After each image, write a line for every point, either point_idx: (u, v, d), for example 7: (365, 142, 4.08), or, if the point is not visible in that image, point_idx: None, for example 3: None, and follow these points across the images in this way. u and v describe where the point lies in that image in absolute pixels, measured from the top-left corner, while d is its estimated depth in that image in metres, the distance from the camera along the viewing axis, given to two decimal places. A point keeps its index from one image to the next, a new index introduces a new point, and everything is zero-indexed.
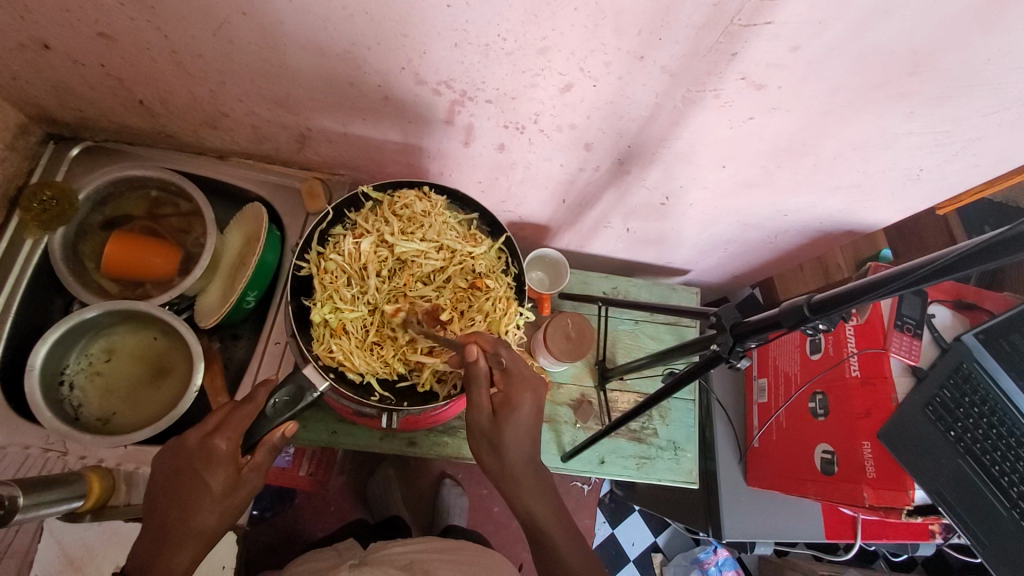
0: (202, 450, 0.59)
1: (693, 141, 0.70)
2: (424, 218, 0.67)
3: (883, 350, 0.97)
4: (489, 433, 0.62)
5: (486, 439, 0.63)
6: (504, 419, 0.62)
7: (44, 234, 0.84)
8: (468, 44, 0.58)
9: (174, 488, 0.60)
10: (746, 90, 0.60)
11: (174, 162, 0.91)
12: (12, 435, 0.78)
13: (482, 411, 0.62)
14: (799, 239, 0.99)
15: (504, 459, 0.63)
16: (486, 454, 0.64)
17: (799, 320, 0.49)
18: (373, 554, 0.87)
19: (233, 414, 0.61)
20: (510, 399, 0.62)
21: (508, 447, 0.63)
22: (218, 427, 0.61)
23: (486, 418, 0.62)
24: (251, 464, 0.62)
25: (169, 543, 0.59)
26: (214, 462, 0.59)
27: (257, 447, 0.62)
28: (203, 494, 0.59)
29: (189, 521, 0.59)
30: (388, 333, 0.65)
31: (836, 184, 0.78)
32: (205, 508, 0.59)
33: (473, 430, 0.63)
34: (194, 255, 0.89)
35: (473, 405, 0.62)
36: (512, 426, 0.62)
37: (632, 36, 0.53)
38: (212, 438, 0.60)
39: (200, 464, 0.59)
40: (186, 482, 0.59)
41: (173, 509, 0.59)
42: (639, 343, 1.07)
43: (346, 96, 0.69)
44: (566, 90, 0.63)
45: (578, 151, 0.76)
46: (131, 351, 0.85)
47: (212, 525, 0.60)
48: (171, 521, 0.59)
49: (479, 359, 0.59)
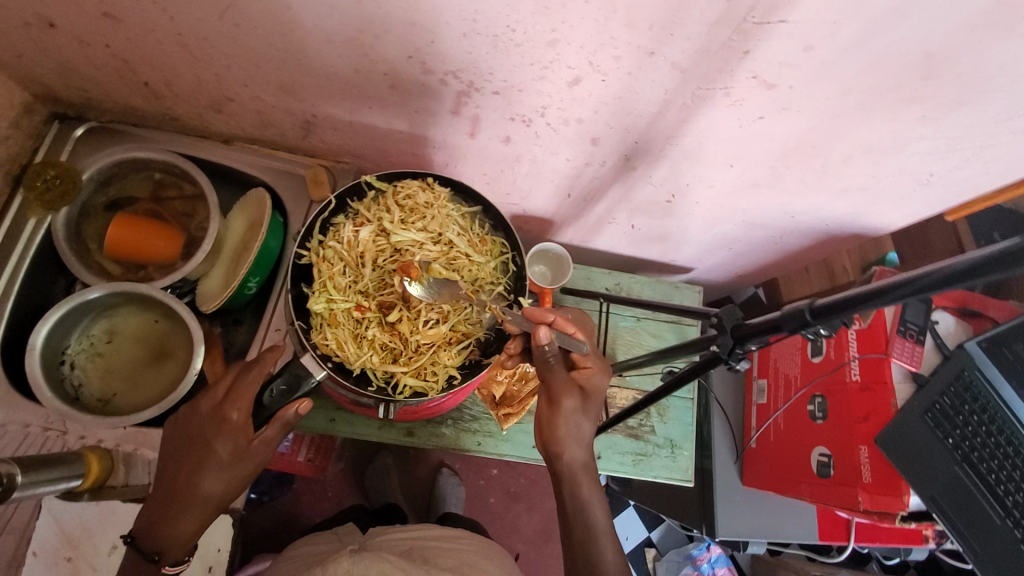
0: (212, 418, 0.60)
1: (701, 139, 0.69)
2: (427, 209, 0.63)
3: (885, 355, 0.96)
4: (575, 416, 0.67)
5: (571, 420, 0.67)
6: (588, 397, 0.68)
7: (48, 213, 0.84)
8: (476, 34, 0.57)
9: (185, 452, 0.61)
10: (757, 89, 0.59)
11: (177, 144, 0.90)
12: (13, 413, 0.78)
13: (571, 392, 0.66)
14: (804, 240, 0.98)
15: (581, 439, 0.69)
16: (569, 439, 0.67)
17: (800, 325, 0.49)
18: (375, 540, 0.86)
19: (240, 384, 0.61)
20: (593, 381, 0.68)
21: (586, 425, 0.69)
22: (228, 397, 0.61)
23: (576, 397, 0.67)
24: (261, 439, 0.61)
25: (177, 506, 0.61)
26: (225, 432, 0.59)
27: (271, 421, 0.61)
28: (213, 460, 0.60)
29: (198, 485, 0.60)
30: (367, 326, 0.61)
31: (844, 187, 0.77)
32: (215, 473, 0.60)
33: (560, 410, 0.66)
34: (197, 239, 0.89)
35: (562, 388, 0.66)
36: (593, 405, 0.69)
37: (644, 30, 0.54)
38: (223, 408, 0.60)
39: (210, 432, 0.60)
40: (195, 448, 0.60)
41: (183, 472, 0.61)
42: (639, 340, 1.06)
43: (354, 84, 0.69)
44: (574, 83, 0.63)
45: (584, 145, 0.75)
46: (131, 333, 0.85)
47: (221, 492, 0.62)
48: (179, 484, 0.60)
49: (550, 342, 0.59)
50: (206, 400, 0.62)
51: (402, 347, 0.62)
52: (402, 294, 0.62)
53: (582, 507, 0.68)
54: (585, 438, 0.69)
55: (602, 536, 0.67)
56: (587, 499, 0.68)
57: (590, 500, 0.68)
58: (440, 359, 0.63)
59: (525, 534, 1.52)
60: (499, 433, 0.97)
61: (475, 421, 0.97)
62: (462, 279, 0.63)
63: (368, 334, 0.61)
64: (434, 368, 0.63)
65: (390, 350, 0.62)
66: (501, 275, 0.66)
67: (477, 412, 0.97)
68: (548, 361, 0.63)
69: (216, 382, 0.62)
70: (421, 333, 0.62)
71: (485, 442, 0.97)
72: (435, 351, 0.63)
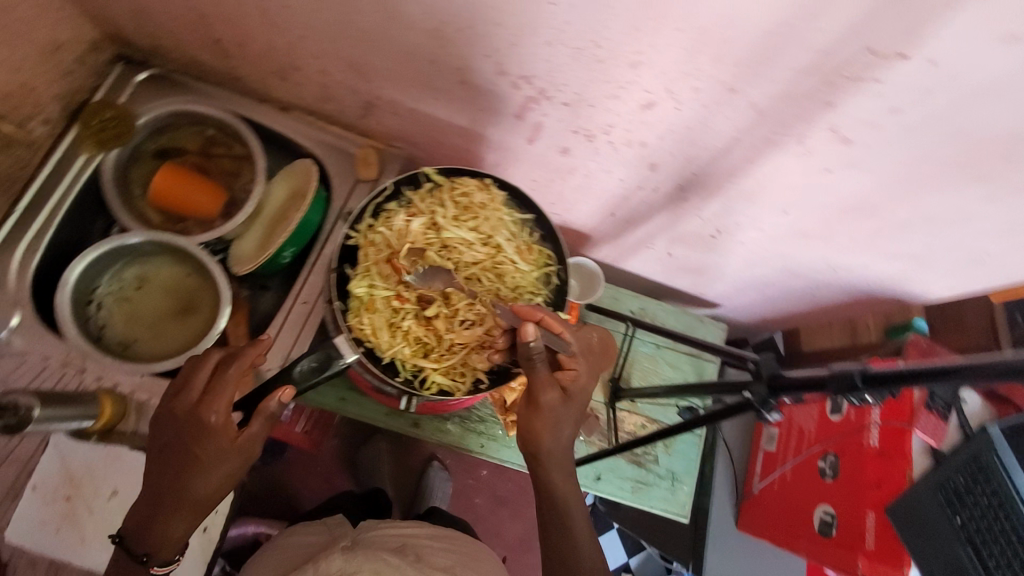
0: (189, 422, 0.58)
1: (761, 182, 0.69)
2: (481, 210, 0.64)
3: (908, 425, 0.93)
4: (557, 415, 0.61)
5: (551, 421, 0.61)
6: (573, 399, 0.62)
7: (99, 152, 0.84)
8: (560, 45, 0.57)
9: (166, 459, 0.59)
10: (832, 142, 0.59)
11: (234, 103, 0.90)
12: (32, 343, 0.77)
13: (553, 392, 0.60)
14: (840, 296, 0.97)
15: (558, 443, 0.63)
16: (547, 436, 0.62)
17: (849, 388, 0.48)
18: (367, 535, 0.85)
19: (218, 384, 0.59)
20: (578, 381, 0.62)
21: (564, 429, 0.62)
22: (205, 398, 0.59)
23: (558, 398, 0.60)
24: (247, 434, 0.60)
25: (164, 510, 0.60)
26: (208, 435, 0.58)
27: (259, 414, 0.60)
28: (196, 466, 0.58)
29: (188, 489, 0.59)
30: (403, 316, 0.61)
31: (894, 251, 0.76)
32: (203, 475, 0.59)
33: (539, 409, 0.60)
34: (239, 200, 0.89)
35: (544, 387, 0.60)
36: (577, 406, 0.63)
37: (730, 66, 0.53)
38: (201, 408, 0.58)
39: (189, 437, 0.58)
40: (176, 454, 0.59)
41: (166, 479, 0.59)
42: (656, 368, 1.05)
43: (425, 73, 0.69)
44: (646, 107, 0.62)
45: (641, 169, 0.75)
46: (162, 282, 0.85)
47: (213, 493, 0.60)
48: (163, 489, 0.59)
49: (535, 340, 0.56)
50: (182, 400, 0.60)
51: (433, 342, 0.62)
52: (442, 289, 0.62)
53: (555, 496, 0.64)
54: (563, 442, 0.63)
55: (579, 536, 0.64)
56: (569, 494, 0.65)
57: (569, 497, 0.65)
58: (470, 360, 0.62)
59: (505, 539, 1.52)
60: (503, 438, 0.97)
61: (481, 423, 0.97)
62: (503, 283, 0.63)
63: (403, 325, 0.61)
64: (464, 369, 0.63)
65: (421, 343, 0.62)
66: (542, 286, 0.65)
67: (485, 414, 0.97)
68: (532, 358, 0.58)
69: (189, 381, 0.60)
70: (455, 332, 0.61)
71: (488, 445, 0.96)
72: (465, 351, 0.62)
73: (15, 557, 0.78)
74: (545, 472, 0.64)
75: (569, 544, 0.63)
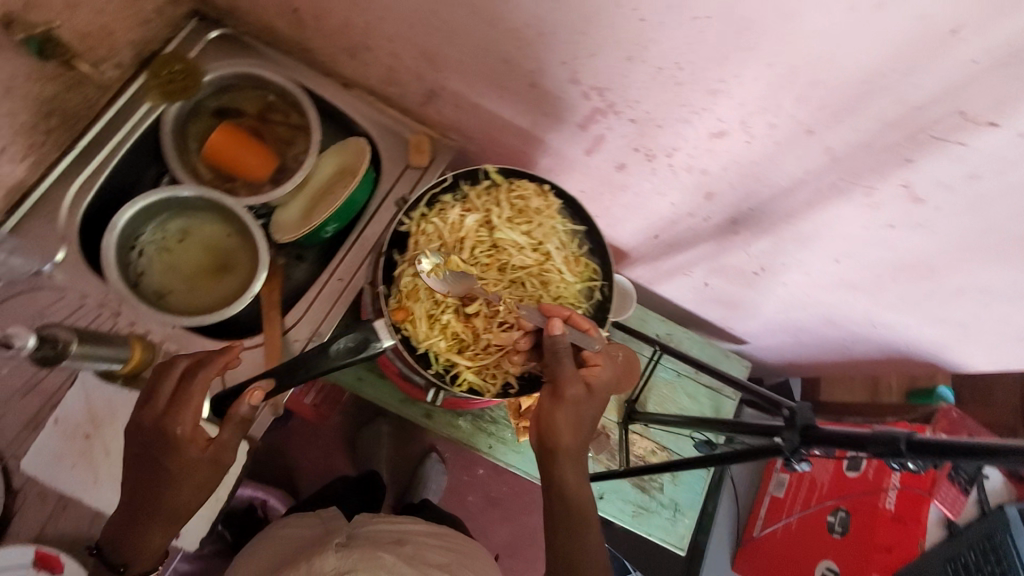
0: (154, 434, 0.62)
1: (818, 227, 0.68)
2: (536, 215, 0.64)
3: (928, 494, 0.93)
4: (580, 410, 0.59)
5: (574, 415, 0.58)
6: (596, 395, 0.60)
7: (163, 102, 0.86)
8: (640, 62, 0.57)
9: (138, 471, 0.62)
10: (902, 199, 0.58)
11: (298, 73, 0.91)
12: (75, 280, 0.79)
13: (578, 385, 0.58)
14: (875, 352, 0.95)
15: (576, 440, 0.59)
16: (567, 431, 0.58)
17: (891, 453, 0.47)
18: (362, 530, 0.84)
19: (183, 396, 0.63)
20: (602, 380, 0.60)
21: (584, 427, 0.59)
22: (170, 411, 0.62)
23: (582, 391, 0.59)
24: (216, 442, 0.64)
25: (139, 521, 0.64)
26: (176, 446, 0.61)
27: (226, 420, 0.65)
28: (166, 479, 0.62)
29: (159, 498, 0.63)
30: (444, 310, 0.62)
31: (941, 316, 0.74)
32: (174, 484, 0.63)
33: (562, 402, 0.58)
34: (289, 169, 0.90)
35: (569, 379, 0.58)
36: (599, 403, 0.61)
37: (813, 108, 0.52)
38: (167, 420, 0.62)
39: (158, 451, 0.62)
40: (146, 467, 0.62)
41: (138, 491, 0.63)
42: (674, 396, 1.04)
43: (496, 71, 0.69)
44: (716, 136, 0.62)
45: (697, 196, 0.74)
46: (203, 239, 0.86)
47: (186, 500, 0.64)
48: (137, 501, 0.63)
49: (562, 334, 0.57)
50: (148, 412, 0.63)
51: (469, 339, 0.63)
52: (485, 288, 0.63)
53: (567, 498, 0.59)
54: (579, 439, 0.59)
55: (590, 538, 0.58)
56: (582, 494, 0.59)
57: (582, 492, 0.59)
58: (503, 363, 0.63)
59: (492, 540, 1.51)
60: (512, 442, 0.96)
61: (492, 424, 0.97)
62: (546, 291, 0.63)
63: (442, 317, 0.63)
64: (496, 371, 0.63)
65: (457, 338, 0.63)
66: (583, 299, 0.65)
67: (497, 416, 0.97)
68: (559, 353, 0.58)
69: (156, 393, 0.63)
70: (492, 331, 0.62)
71: (496, 447, 0.96)
72: (498, 352, 0.62)
73: (27, 487, 0.74)
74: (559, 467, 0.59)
75: (577, 546, 0.57)
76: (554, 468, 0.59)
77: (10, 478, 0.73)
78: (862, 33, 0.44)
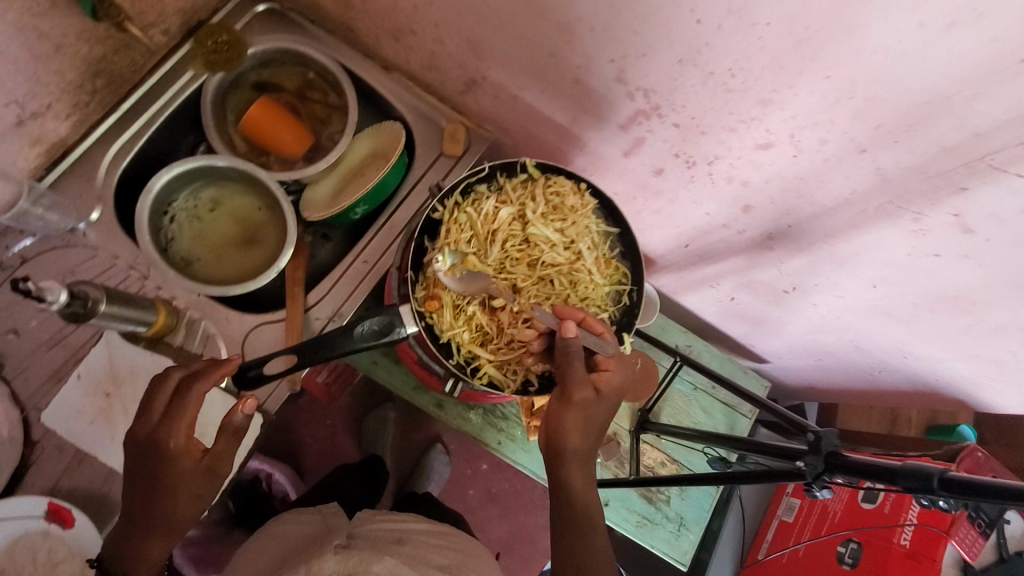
0: (150, 445, 0.61)
1: (858, 250, 0.66)
2: (571, 213, 0.62)
3: (945, 533, 0.92)
4: (587, 414, 0.57)
5: (582, 418, 0.57)
6: (605, 400, 0.58)
7: (206, 71, 0.85)
8: (692, 66, 0.55)
9: (135, 483, 0.62)
10: (951, 228, 0.56)
11: (340, 53, 0.91)
12: (107, 241, 0.80)
13: (588, 388, 0.57)
14: (901, 383, 0.93)
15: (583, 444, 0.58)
16: (574, 435, 0.57)
17: (922, 489, 0.45)
18: (362, 529, 0.80)
19: (179, 406, 0.62)
20: (613, 384, 0.59)
21: (590, 431, 0.58)
22: (165, 421, 0.62)
23: (591, 394, 0.57)
24: (210, 453, 0.64)
25: (136, 533, 0.63)
26: (171, 458, 0.61)
27: (221, 430, 0.65)
28: (161, 490, 0.62)
29: (156, 510, 0.62)
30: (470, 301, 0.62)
31: (977, 353, 0.72)
32: (170, 496, 0.62)
33: (570, 405, 0.57)
34: (324, 148, 0.91)
35: (579, 382, 0.57)
36: (608, 408, 0.59)
37: (869, 127, 0.51)
38: (161, 432, 0.62)
39: (154, 463, 0.61)
40: (143, 479, 0.62)
41: (136, 502, 0.63)
42: (688, 409, 1.02)
43: (541, 65, 0.68)
44: (762, 148, 0.60)
45: (734, 208, 0.72)
46: (233, 210, 0.87)
47: (183, 513, 0.63)
48: (135, 512, 0.62)
49: (574, 337, 0.57)
50: (143, 424, 0.63)
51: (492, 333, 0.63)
52: (512, 282, 0.63)
53: (574, 503, 0.57)
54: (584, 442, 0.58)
55: (596, 543, 0.55)
56: (589, 499, 0.57)
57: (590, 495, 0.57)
58: (524, 359, 0.62)
59: (489, 536, 1.51)
60: (521, 440, 0.96)
61: (502, 420, 0.96)
62: (574, 291, 0.63)
63: (467, 309, 0.62)
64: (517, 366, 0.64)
65: (480, 331, 0.63)
66: (611, 303, 0.65)
67: (508, 413, 0.96)
68: (571, 355, 0.57)
69: (150, 404, 0.63)
70: (516, 326, 0.62)
71: (504, 443, 0.96)
72: (520, 348, 0.62)
73: (44, 440, 0.75)
74: (568, 471, 0.57)
75: (585, 548, 0.55)
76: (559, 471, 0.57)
77: (29, 430, 0.75)
78: (930, 52, 0.42)
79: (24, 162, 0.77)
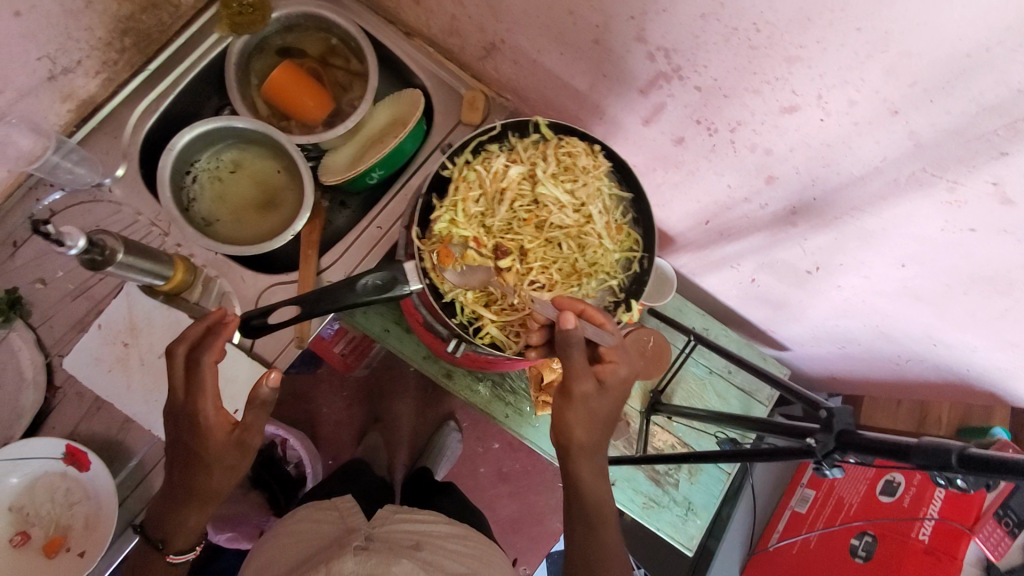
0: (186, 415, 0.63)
1: (888, 224, 0.63)
2: (582, 174, 0.61)
3: (968, 530, 0.88)
4: (591, 405, 0.59)
5: (583, 411, 0.58)
6: (609, 390, 0.59)
7: (231, 34, 0.86)
8: (715, 20, 0.52)
9: (175, 452, 0.65)
10: (989, 199, 0.52)
11: (363, 18, 0.91)
12: (131, 198, 0.83)
13: (587, 381, 0.57)
14: (930, 374, 0.88)
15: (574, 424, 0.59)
16: (579, 428, 0.59)
17: (940, 467, 0.43)
18: (381, 531, 0.73)
19: (204, 375, 0.63)
20: (616, 376, 0.59)
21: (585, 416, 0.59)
22: (192, 391, 0.63)
23: (592, 386, 0.58)
24: (241, 426, 0.65)
25: (176, 499, 0.66)
26: (204, 431, 0.63)
27: (251, 403, 0.64)
28: (195, 459, 0.64)
29: (195, 479, 0.64)
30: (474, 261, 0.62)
31: (1013, 341, 0.68)
32: (205, 467, 0.64)
33: (571, 400, 0.58)
34: (343, 114, 0.90)
35: (579, 375, 0.57)
36: (614, 398, 0.60)
37: (903, 85, 0.47)
38: (192, 406, 0.63)
39: (189, 435, 0.64)
40: (184, 450, 0.65)
41: (177, 467, 0.65)
42: (703, 393, 1.00)
43: (559, 25, 0.66)
44: (787, 111, 0.57)
45: (756, 179, 0.70)
46: (253, 172, 0.88)
47: (218, 484, 0.65)
48: (177, 482, 0.66)
49: (575, 329, 0.54)
50: (176, 398, 0.65)
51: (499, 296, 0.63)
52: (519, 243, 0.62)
53: (585, 499, 0.60)
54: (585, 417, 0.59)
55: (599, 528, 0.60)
56: (591, 487, 0.60)
57: (581, 494, 0.60)
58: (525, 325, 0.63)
59: (498, 515, 1.52)
60: (529, 415, 0.95)
61: (512, 395, 0.95)
62: (582, 255, 0.62)
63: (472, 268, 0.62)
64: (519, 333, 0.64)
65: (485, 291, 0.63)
66: (621, 270, 0.64)
67: (518, 387, 0.96)
68: (568, 348, 0.56)
69: (173, 382, 0.64)
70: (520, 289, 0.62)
71: (511, 418, 0.95)
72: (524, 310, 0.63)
73: (66, 386, 0.79)
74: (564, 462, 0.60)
75: None
76: (569, 463, 0.60)
77: (52, 375, 0.79)
78: None
79: (55, 117, 0.80)
